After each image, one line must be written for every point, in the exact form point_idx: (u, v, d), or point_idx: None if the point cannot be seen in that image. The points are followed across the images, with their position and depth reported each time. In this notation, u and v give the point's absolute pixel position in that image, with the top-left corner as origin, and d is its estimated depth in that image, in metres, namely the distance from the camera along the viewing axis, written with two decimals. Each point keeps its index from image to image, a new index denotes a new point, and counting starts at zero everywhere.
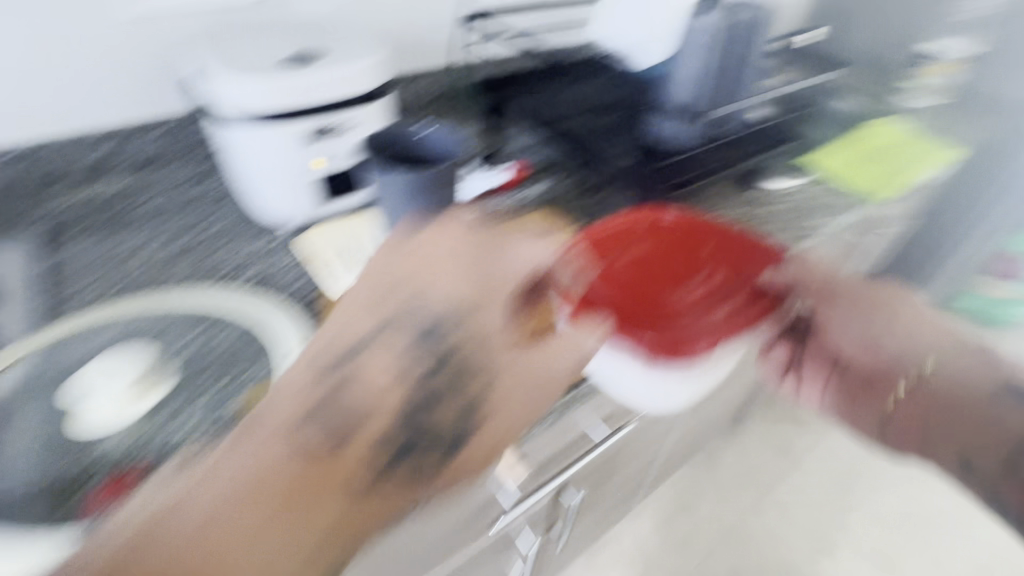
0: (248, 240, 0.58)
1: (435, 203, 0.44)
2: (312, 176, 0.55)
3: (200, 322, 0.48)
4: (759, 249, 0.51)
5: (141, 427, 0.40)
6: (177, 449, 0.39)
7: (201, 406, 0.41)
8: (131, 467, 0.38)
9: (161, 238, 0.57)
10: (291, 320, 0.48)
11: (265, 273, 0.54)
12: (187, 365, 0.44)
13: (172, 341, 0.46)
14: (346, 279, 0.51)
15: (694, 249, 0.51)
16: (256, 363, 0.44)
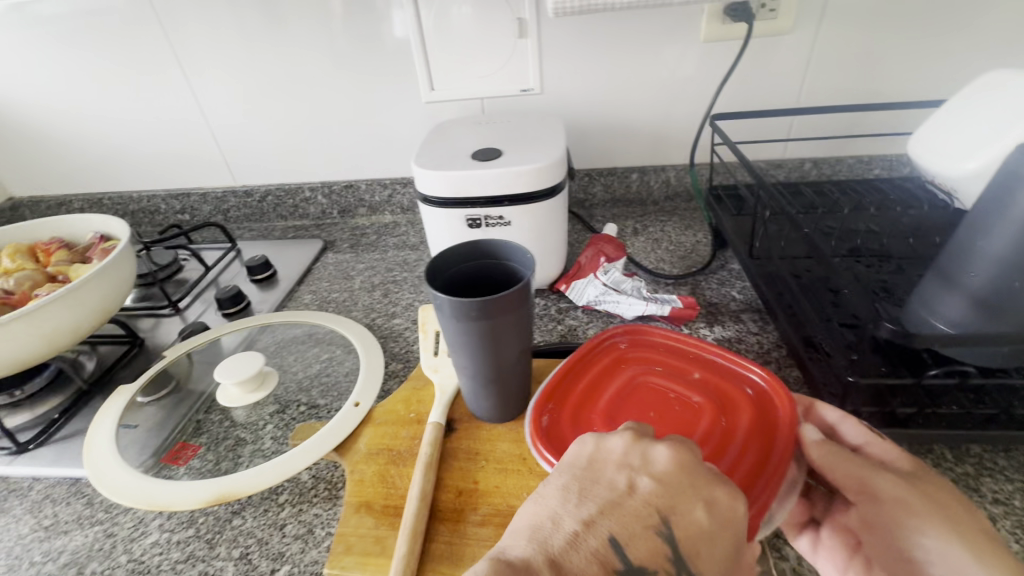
0: (408, 294, 0.71)
1: (485, 338, 0.41)
2: None
3: (339, 350, 0.61)
4: (765, 383, 0.42)
5: (257, 410, 0.54)
6: (245, 449, 0.50)
7: (279, 425, 0.53)
8: (221, 437, 0.52)
9: (372, 275, 0.76)
10: (385, 375, 0.56)
11: (399, 333, 0.63)
12: (301, 386, 0.57)
13: (312, 363, 0.60)
14: (432, 361, 0.53)
15: (688, 372, 0.45)
16: (330, 408, 0.53)
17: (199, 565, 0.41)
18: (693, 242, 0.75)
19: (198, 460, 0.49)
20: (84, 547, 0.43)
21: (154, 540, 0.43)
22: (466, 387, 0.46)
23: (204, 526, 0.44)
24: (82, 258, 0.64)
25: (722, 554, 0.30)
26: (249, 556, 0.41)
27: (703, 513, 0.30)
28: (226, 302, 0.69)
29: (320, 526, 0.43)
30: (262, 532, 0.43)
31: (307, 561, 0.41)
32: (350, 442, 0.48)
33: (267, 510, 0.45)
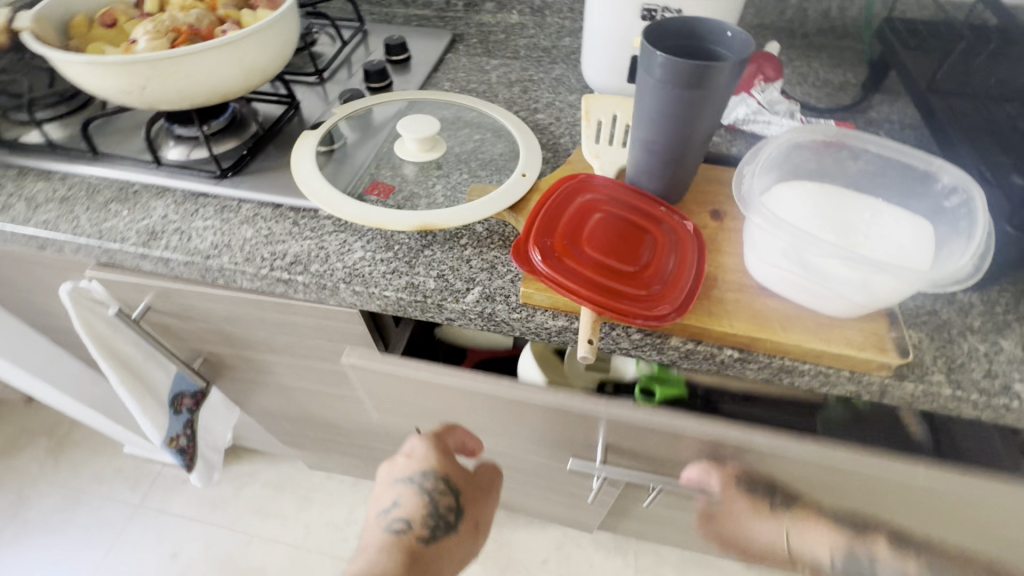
0: (548, 94, 0.71)
1: (685, 110, 0.44)
2: (633, 50, 0.62)
3: (491, 134, 0.64)
4: (631, 200, 0.51)
5: (425, 171, 0.59)
6: (422, 198, 0.56)
7: (448, 186, 0.58)
8: (399, 186, 0.57)
9: (509, 73, 0.76)
10: (541, 158, 0.60)
11: (546, 127, 0.66)
12: (461, 158, 0.61)
13: (467, 141, 0.63)
14: (595, 146, 0.56)
15: (647, 231, 0.48)
16: (493, 178, 0.58)
17: (402, 277, 0.50)
18: (842, 81, 0.72)
19: (392, 196, 0.56)
20: (302, 253, 0.52)
21: (359, 255, 0.52)
22: (641, 165, 0.50)
23: (401, 251, 0.52)
24: (243, 5, 0.65)
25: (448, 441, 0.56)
26: (441, 276, 0.50)
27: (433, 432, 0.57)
28: (374, 76, 0.70)
29: (502, 265, 0.50)
30: (452, 263, 0.51)
31: (492, 285, 0.49)
32: (522, 205, 0.54)
33: (452, 248, 0.52)
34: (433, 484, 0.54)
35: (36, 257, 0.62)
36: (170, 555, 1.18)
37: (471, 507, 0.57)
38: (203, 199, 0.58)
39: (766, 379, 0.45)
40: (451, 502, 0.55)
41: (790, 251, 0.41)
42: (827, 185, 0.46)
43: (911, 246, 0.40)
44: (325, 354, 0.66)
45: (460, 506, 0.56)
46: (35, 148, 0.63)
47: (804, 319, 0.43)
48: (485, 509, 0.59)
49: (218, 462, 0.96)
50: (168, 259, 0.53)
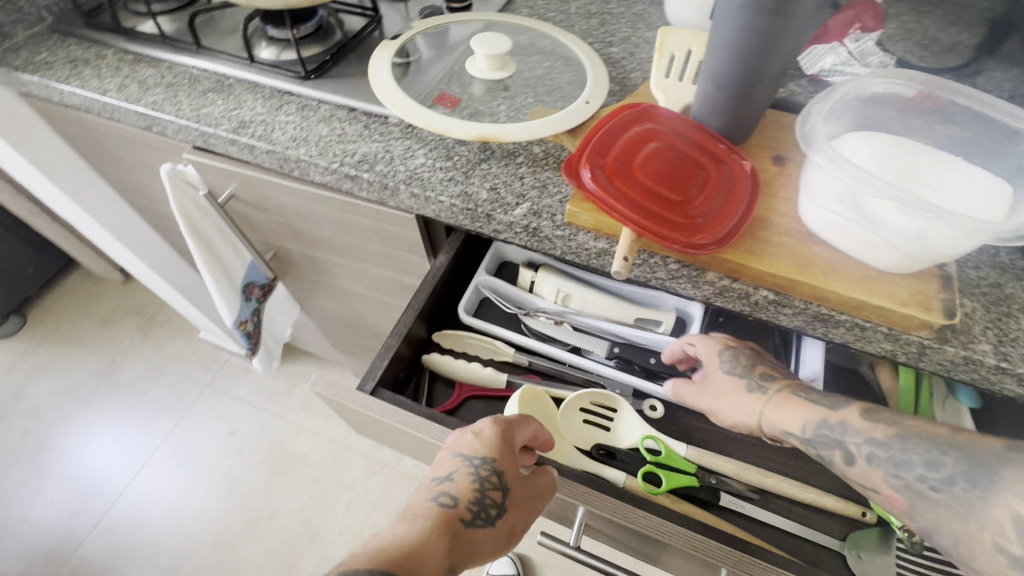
0: (626, 29, 0.70)
1: (761, 40, 0.42)
2: None
3: (562, 62, 0.64)
4: (692, 135, 0.50)
5: (492, 91, 0.61)
6: (485, 115, 0.58)
7: (512, 107, 0.59)
8: (465, 102, 0.59)
9: (589, 5, 0.74)
10: (607, 89, 0.60)
11: (619, 62, 0.65)
12: (528, 82, 0.62)
13: (537, 66, 0.64)
14: (663, 79, 0.55)
15: (703, 166, 0.48)
16: (557, 104, 0.59)
17: (457, 185, 0.53)
18: (954, 41, 0.66)
19: (456, 109, 0.58)
20: (370, 154, 0.56)
21: (421, 161, 0.55)
22: (707, 99, 0.49)
23: (459, 161, 0.54)
24: None
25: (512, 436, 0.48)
26: (494, 189, 0.52)
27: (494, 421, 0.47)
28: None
29: (552, 186, 0.52)
30: (506, 178, 0.53)
31: (540, 202, 0.50)
32: (581, 131, 0.54)
33: (507, 164, 0.54)
34: (486, 476, 0.45)
35: (144, 138, 0.70)
36: (230, 431, 1.34)
37: (518, 513, 0.46)
38: (287, 97, 0.62)
39: (799, 325, 0.45)
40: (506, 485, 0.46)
41: (846, 198, 0.40)
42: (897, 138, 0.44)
43: (978, 204, 0.39)
44: (380, 259, 0.71)
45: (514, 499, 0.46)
46: (148, 38, 0.69)
47: (849, 269, 0.42)
48: (529, 518, 0.47)
49: (278, 353, 1.07)
50: (253, 147, 0.59)
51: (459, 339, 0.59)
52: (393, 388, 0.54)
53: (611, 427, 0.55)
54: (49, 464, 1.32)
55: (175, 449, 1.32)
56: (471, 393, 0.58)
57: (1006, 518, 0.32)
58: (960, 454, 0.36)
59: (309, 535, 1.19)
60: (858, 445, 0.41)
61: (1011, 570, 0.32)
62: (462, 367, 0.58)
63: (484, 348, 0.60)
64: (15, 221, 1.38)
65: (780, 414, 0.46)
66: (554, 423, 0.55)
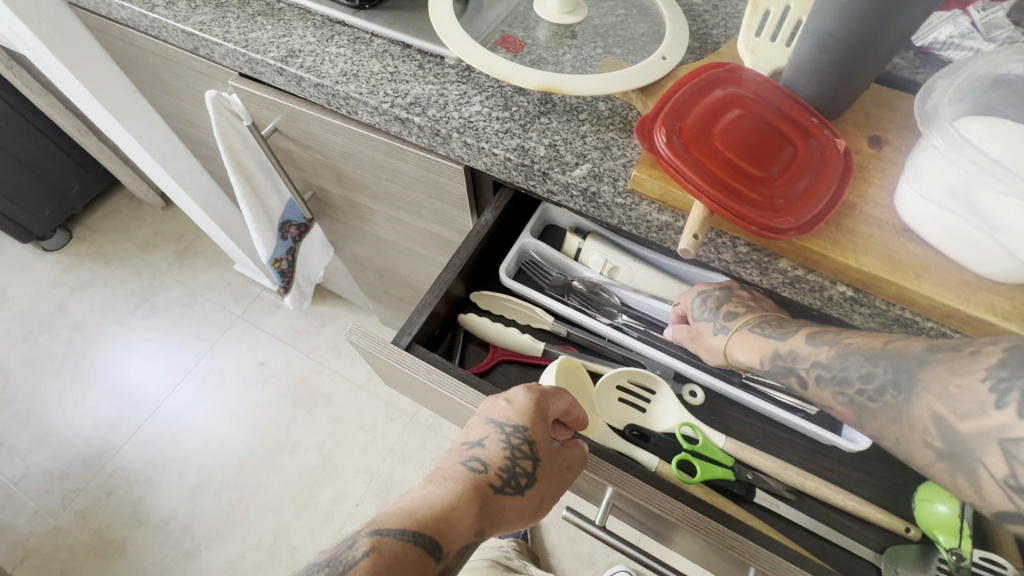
0: None
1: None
2: None
3: (639, 11, 0.58)
4: (781, 103, 0.44)
5: (558, 38, 0.56)
6: (550, 64, 0.53)
7: (579, 58, 0.54)
8: (529, 47, 0.55)
9: None
10: (687, 45, 0.54)
11: (703, 16, 0.59)
12: (599, 32, 0.56)
13: (611, 14, 0.58)
14: (754, 40, 0.49)
15: (790, 140, 0.43)
16: (630, 58, 0.53)
17: (513, 138, 0.49)
18: None
19: (518, 55, 0.53)
20: (423, 96, 0.52)
21: (476, 109, 0.51)
22: (804, 65, 0.44)
23: (517, 113, 0.50)
24: None
25: (544, 407, 0.46)
26: (552, 146, 0.48)
27: (527, 392, 0.46)
28: None
29: (617, 148, 0.48)
30: (567, 135, 0.49)
31: (603, 165, 0.47)
32: (655, 90, 0.49)
33: (570, 120, 0.50)
34: (519, 447, 0.44)
35: (190, 61, 0.68)
36: (258, 363, 1.38)
37: (547, 483, 0.45)
38: (339, 28, 0.59)
39: (875, 327, 0.41)
40: (537, 457, 0.45)
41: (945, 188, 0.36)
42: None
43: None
44: (421, 210, 0.69)
45: (544, 471, 0.45)
46: None
47: (944, 272, 0.38)
48: (557, 490, 0.46)
49: (309, 293, 1.07)
50: (301, 79, 0.56)
51: (498, 302, 0.57)
52: (427, 345, 0.52)
53: (647, 409, 0.53)
54: (89, 376, 1.39)
55: (207, 373, 1.38)
56: (505, 357, 0.56)
57: (928, 418, 0.33)
58: (889, 363, 0.36)
59: (327, 469, 1.24)
60: (809, 370, 0.41)
61: (939, 463, 0.33)
62: (498, 331, 0.56)
63: (522, 313, 0.57)
64: (63, 137, 1.40)
65: (744, 350, 0.46)
66: (589, 398, 0.53)
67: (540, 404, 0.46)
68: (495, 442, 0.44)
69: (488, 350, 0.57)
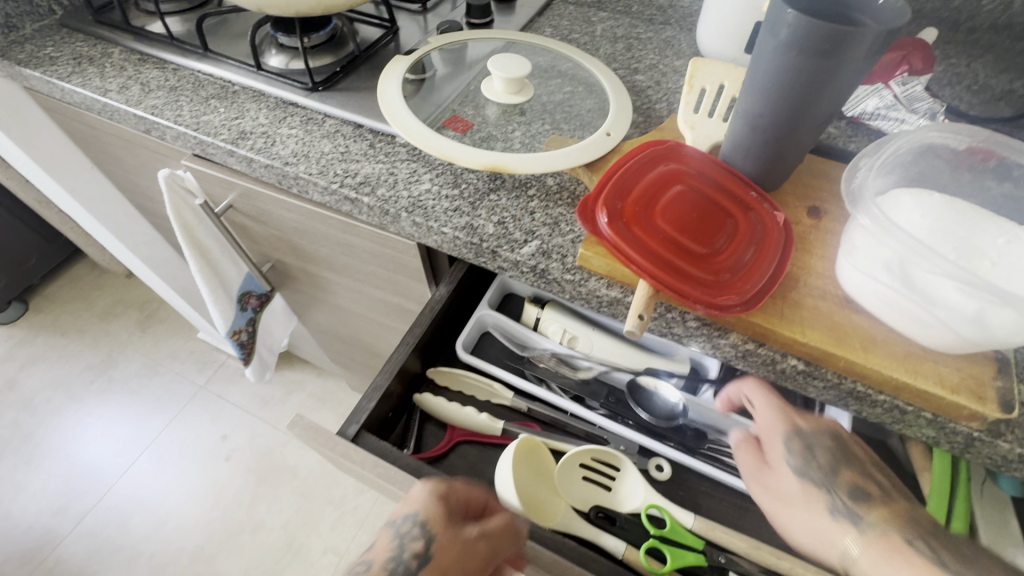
0: (655, 58, 0.66)
1: (805, 87, 0.38)
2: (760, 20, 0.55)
3: (586, 89, 0.60)
4: (720, 177, 0.45)
5: (508, 116, 0.57)
6: (500, 141, 0.55)
7: (528, 134, 0.56)
8: (478, 125, 0.56)
9: (617, 30, 0.71)
10: (631, 121, 0.56)
11: (647, 92, 0.61)
12: (547, 109, 0.58)
13: (559, 92, 0.60)
14: (693, 116, 0.51)
15: (731, 214, 0.43)
16: (577, 134, 0.55)
17: (462, 216, 0.49)
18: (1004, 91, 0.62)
19: (467, 134, 0.54)
20: (373, 175, 0.52)
21: (426, 188, 0.51)
22: (738, 144, 0.45)
23: (467, 190, 0.51)
24: None
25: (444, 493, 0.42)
26: (501, 223, 0.48)
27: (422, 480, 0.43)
28: (476, 11, 0.68)
29: (565, 224, 0.48)
30: (515, 211, 0.49)
31: (551, 241, 0.47)
32: (600, 165, 0.50)
33: (519, 196, 0.50)
34: (414, 539, 0.40)
35: (143, 140, 0.67)
36: (221, 436, 1.31)
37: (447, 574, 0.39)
38: (292, 109, 0.59)
39: (829, 400, 0.40)
40: (433, 543, 0.40)
41: (877, 264, 0.36)
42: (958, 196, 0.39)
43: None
44: (379, 282, 0.68)
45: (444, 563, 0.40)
46: (155, 37, 0.67)
47: (891, 344, 0.38)
48: None
49: (272, 362, 1.03)
50: (251, 160, 0.56)
51: (455, 378, 0.55)
52: (378, 430, 0.50)
53: (613, 487, 0.51)
54: (36, 457, 1.30)
55: (165, 449, 1.30)
56: (463, 438, 0.54)
57: None
58: None
59: (291, 552, 1.15)
60: None
61: None
62: (455, 410, 0.54)
63: (480, 389, 0.56)
64: (23, 209, 1.37)
65: (869, 562, 0.38)
66: (551, 478, 0.50)
67: (435, 487, 0.43)
68: (387, 538, 0.41)
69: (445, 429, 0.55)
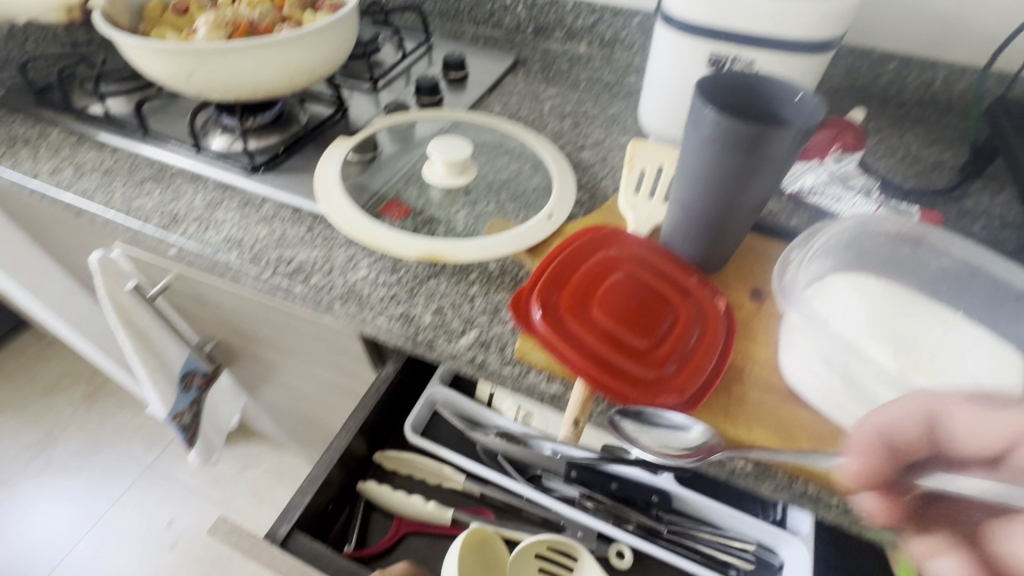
0: (601, 134, 0.67)
1: (730, 179, 0.38)
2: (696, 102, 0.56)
3: (531, 167, 0.60)
4: (660, 262, 0.45)
5: (451, 196, 0.57)
6: (441, 223, 0.53)
7: (471, 215, 0.55)
8: (420, 207, 0.55)
9: (565, 107, 0.72)
10: (575, 200, 0.56)
11: (592, 169, 0.61)
12: (492, 188, 0.58)
13: (504, 170, 0.60)
14: (633, 198, 0.51)
15: (672, 301, 0.42)
16: (520, 215, 0.54)
17: (398, 305, 0.47)
18: (937, 161, 0.63)
19: (407, 217, 0.53)
20: (308, 262, 0.50)
21: (363, 275, 0.49)
22: (675, 228, 0.45)
23: (405, 277, 0.49)
24: (310, 7, 0.66)
25: None
26: (439, 312, 0.46)
27: None
28: (424, 91, 0.69)
29: (506, 311, 0.46)
30: (454, 298, 0.47)
31: (490, 331, 0.44)
32: (542, 249, 0.49)
33: (459, 281, 0.48)
34: None
35: (78, 223, 0.65)
36: (166, 522, 1.21)
37: None
38: (230, 191, 0.58)
39: (783, 501, 0.38)
40: None
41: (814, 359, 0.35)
42: (890, 282, 0.39)
43: (988, 379, 0.34)
44: (325, 364, 0.64)
45: None
46: (94, 119, 0.66)
47: (839, 441, 0.36)
48: None
49: (219, 445, 0.98)
50: (182, 246, 0.53)
51: (402, 460, 0.53)
52: (312, 533, 0.46)
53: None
54: None
55: (103, 539, 1.19)
56: (410, 529, 0.51)
57: None
58: None
59: None
60: None
61: None
62: (401, 501, 0.51)
63: (431, 471, 0.53)
64: None
65: None
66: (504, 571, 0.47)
67: None
68: None
69: (392, 520, 0.52)
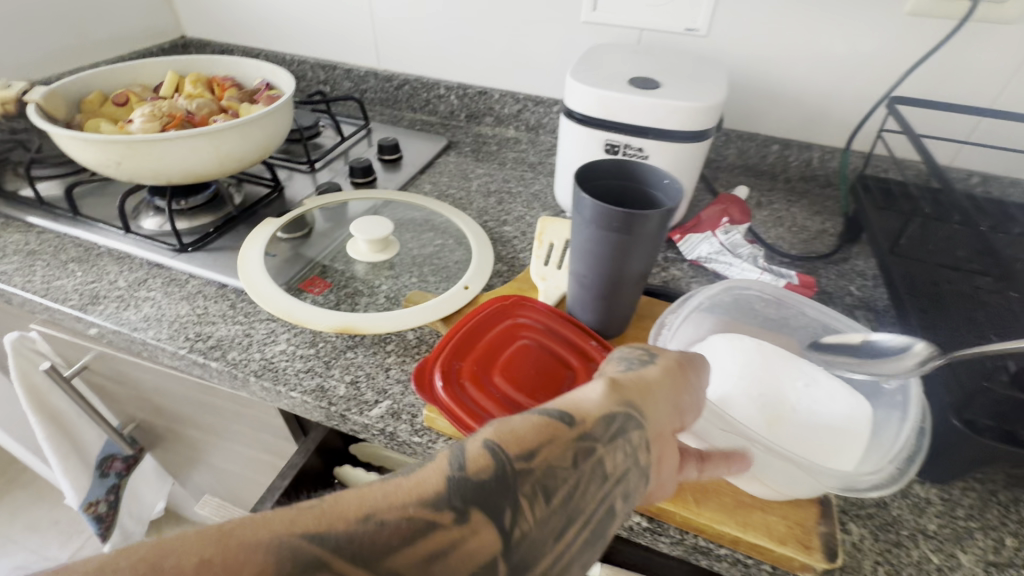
0: (523, 209, 0.72)
1: (610, 253, 0.43)
2: None
3: (455, 241, 0.65)
4: (566, 327, 0.48)
5: (376, 270, 0.59)
6: (363, 297, 0.56)
7: (393, 288, 0.57)
8: (344, 282, 0.57)
9: (491, 185, 0.78)
10: (493, 271, 0.59)
11: (513, 241, 0.66)
12: (415, 261, 0.61)
13: (428, 244, 0.64)
14: (542, 269, 0.55)
15: (573, 364, 0.45)
16: (440, 286, 0.57)
17: (313, 378, 0.48)
18: (819, 229, 0.71)
19: (330, 291, 0.56)
20: (226, 338, 0.51)
21: (281, 349, 0.50)
22: (574, 297, 0.49)
23: (323, 349, 0.50)
24: (248, 99, 0.71)
25: None
26: (353, 383, 0.47)
27: None
28: (358, 172, 0.74)
29: None
30: (370, 369, 0.48)
31: (402, 400, 0.46)
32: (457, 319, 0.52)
33: (375, 351, 0.50)
34: None
35: None
36: None
37: None
38: (156, 271, 0.59)
39: (680, 557, 0.39)
40: None
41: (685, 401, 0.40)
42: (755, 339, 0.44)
43: (840, 416, 0.39)
44: (249, 441, 0.63)
45: None
46: (25, 202, 0.67)
47: (722, 493, 0.38)
48: None
49: (140, 535, 0.92)
50: (99, 326, 0.53)
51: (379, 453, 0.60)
52: None
53: None
54: None
55: None
56: None
57: None
58: None
59: None
60: None
61: None
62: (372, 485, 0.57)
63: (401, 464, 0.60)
64: None
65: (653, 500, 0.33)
66: None
67: None
68: None
69: None
